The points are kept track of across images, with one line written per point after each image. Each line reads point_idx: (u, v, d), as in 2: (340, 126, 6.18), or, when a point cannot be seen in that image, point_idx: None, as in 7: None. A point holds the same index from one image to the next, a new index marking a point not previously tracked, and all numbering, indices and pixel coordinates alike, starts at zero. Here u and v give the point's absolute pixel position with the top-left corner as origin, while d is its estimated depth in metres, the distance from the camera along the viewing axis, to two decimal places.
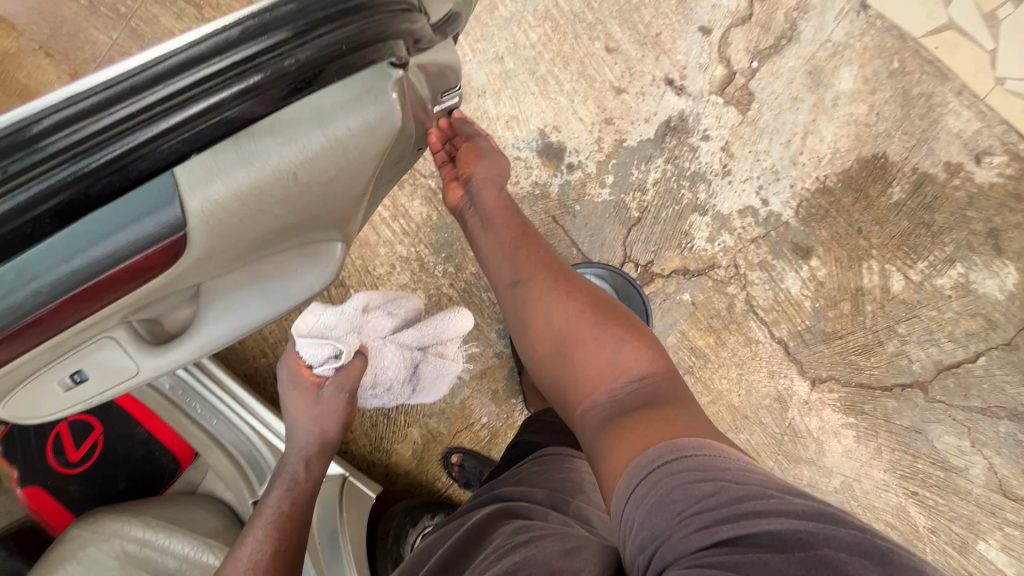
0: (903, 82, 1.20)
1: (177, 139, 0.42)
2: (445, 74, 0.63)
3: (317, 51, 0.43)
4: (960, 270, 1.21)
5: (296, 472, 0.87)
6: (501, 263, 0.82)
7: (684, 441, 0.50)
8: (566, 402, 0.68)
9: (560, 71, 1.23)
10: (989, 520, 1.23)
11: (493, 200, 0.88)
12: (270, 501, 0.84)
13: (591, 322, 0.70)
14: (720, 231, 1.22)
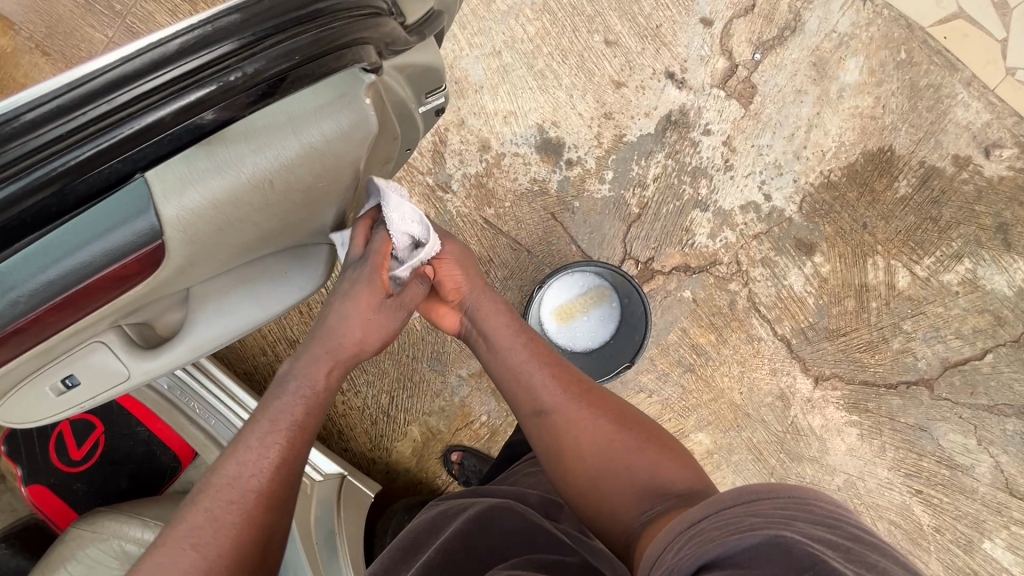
0: (911, 74, 1.17)
1: (118, 159, 0.42)
2: (429, 73, 0.64)
3: (265, 63, 0.43)
4: (967, 265, 1.18)
5: (309, 379, 0.66)
6: (518, 387, 0.76)
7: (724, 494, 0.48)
8: (605, 522, 0.65)
9: (559, 64, 1.21)
10: (995, 518, 1.21)
11: (495, 320, 0.80)
12: (272, 406, 0.64)
13: (624, 444, 0.69)
14: (721, 227, 1.20)
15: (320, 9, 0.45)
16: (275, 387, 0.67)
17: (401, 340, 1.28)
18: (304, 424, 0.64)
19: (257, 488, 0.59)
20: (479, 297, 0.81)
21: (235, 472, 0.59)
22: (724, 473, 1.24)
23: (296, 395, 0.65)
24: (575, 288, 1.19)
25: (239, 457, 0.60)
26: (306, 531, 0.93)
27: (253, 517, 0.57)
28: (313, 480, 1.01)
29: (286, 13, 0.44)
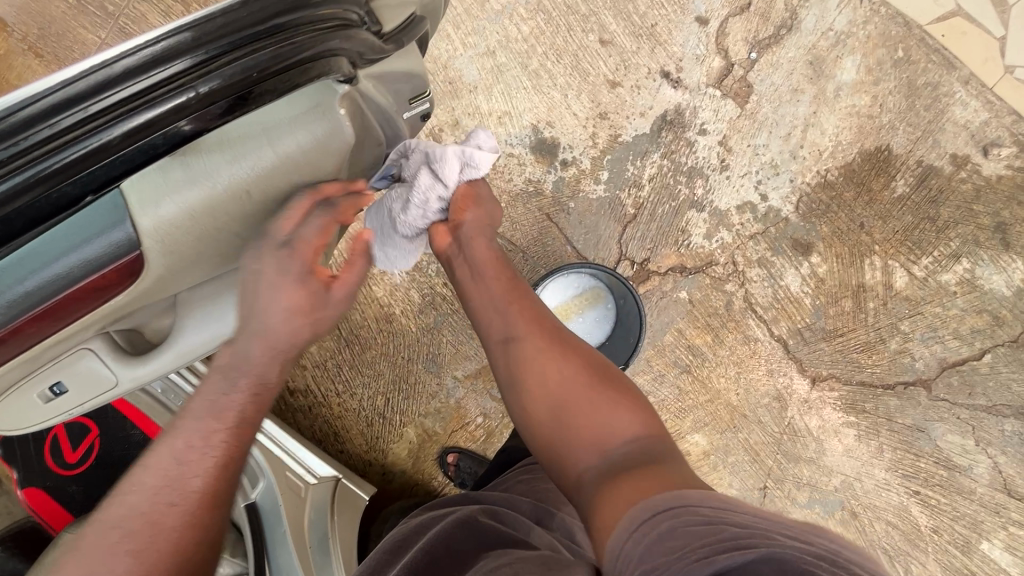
0: (909, 72, 1.16)
1: (67, 182, 0.41)
2: (411, 79, 0.67)
3: (220, 81, 0.43)
4: (965, 265, 1.18)
5: (251, 364, 0.60)
6: (493, 317, 0.81)
7: (689, 493, 0.52)
8: (558, 467, 0.69)
9: (553, 64, 1.20)
10: (993, 519, 1.21)
11: (484, 253, 0.85)
12: (213, 394, 0.58)
13: (586, 385, 0.72)
14: (717, 227, 1.19)
15: (280, 23, 0.45)
16: (217, 373, 0.60)
17: (396, 341, 1.28)
18: (249, 417, 0.59)
19: (200, 490, 0.54)
20: (478, 227, 0.86)
21: (177, 471, 0.54)
22: (721, 475, 1.24)
23: (238, 386, 0.59)
24: (570, 290, 1.19)
25: (179, 452, 0.55)
26: (298, 534, 0.93)
27: (198, 521, 0.54)
28: (307, 483, 1.01)
29: (242, 29, 0.43)
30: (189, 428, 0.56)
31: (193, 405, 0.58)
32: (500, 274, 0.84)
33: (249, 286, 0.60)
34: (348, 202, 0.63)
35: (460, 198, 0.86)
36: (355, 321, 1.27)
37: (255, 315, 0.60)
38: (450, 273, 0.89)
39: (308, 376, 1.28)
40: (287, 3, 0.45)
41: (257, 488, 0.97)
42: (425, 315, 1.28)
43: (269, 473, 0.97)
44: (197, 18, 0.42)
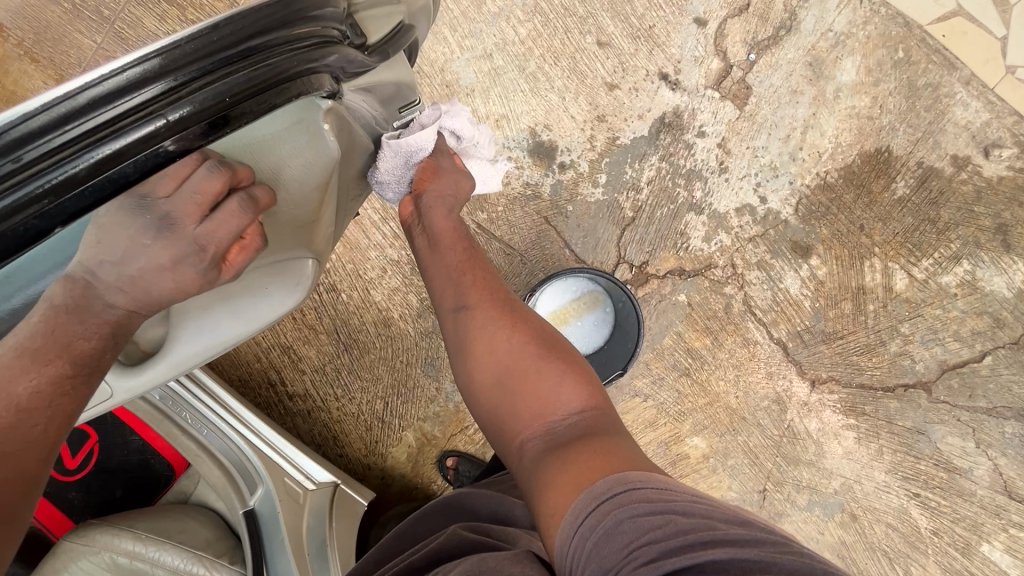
0: (909, 73, 1.15)
1: (34, 214, 0.40)
2: (401, 90, 0.75)
3: (192, 108, 0.43)
4: (966, 267, 1.17)
5: (106, 315, 0.57)
6: (446, 285, 0.83)
7: (630, 475, 0.55)
8: (504, 435, 0.70)
9: (551, 67, 1.19)
10: (993, 521, 1.20)
11: (444, 223, 0.88)
12: (60, 334, 0.53)
13: (537, 356, 0.73)
14: (716, 230, 1.19)
15: (254, 45, 0.45)
16: (58, 311, 0.54)
17: (394, 345, 1.28)
18: (103, 363, 0.58)
19: (39, 436, 0.51)
20: (438, 196, 0.88)
21: (13, 417, 0.49)
22: (720, 477, 1.24)
23: (93, 332, 0.56)
24: (568, 294, 1.19)
25: (8, 385, 0.50)
26: (297, 541, 0.93)
27: (31, 473, 0.50)
28: (305, 489, 1.01)
29: (213, 54, 0.43)
30: (31, 373, 0.51)
31: (24, 342, 0.52)
32: (456, 245, 0.87)
33: (122, 251, 0.54)
34: (265, 195, 0.59)
35: (421, 172, 0.88)
36: (353, 325, 1.27)
37: (125, 275, 0.55)
38: (410, 238, 0.92)
39: (307, 381, 1.29)
40: (259, 26, 0.45)
41: (255, 494, 0.97)
42: (423, 319, 1.27)
43: (266, 478, 0.98)
44: (166, 44, 0.41)
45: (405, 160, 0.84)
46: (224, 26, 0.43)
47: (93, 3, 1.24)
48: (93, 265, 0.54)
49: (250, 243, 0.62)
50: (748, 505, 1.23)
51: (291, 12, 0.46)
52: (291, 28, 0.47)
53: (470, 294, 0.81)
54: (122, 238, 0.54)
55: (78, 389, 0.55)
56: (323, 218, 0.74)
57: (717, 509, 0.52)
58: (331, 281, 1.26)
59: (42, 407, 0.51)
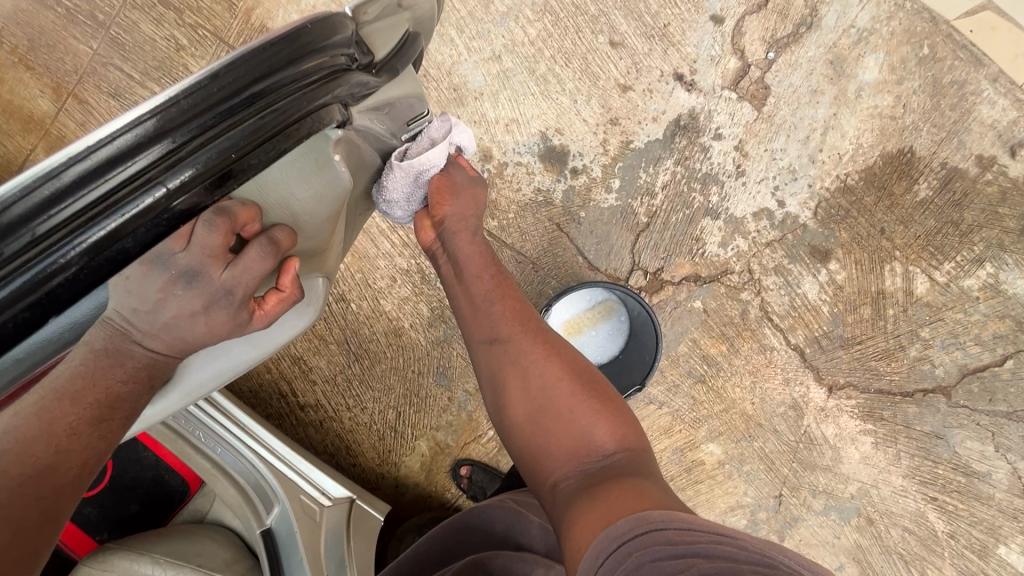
0: (934, 70, 1.11)
1: (26, 307, 0.37)
2: (411, 104, 0.72)
3: (194, 170, 0.41)
4: (989, 270, 1.14)
5: (140, 357, 0.57)
6: (475, 314, 0.82)
7: (654, 514, 0.54)
8: (536, 472, 0.70)
9: (562, 68, 1.15)
10: (1011, 524, 1.19)
11: (468, 245, 0.87)
12: (99, 380, 0.55)
13: (572, 392, 0.72)
14: (733, 235, 1.16)
15: (258, 90, 0.43)
16: (97, 355, 0.54)
17: (406, 356, 1.26)
18: (138, 405, 0.60)
19: (71, 478, 0.54)
20: (461, 217, 0.87)
21: (52, 458, 0.52)
22: (735, 483, 1.23)
23: (130, 375, 0.57)
24: (583, 303, 1.17)
25: (49, 425, 0.52)
26: (316, 560, 0.92)
27: (57, 512, 0.52)
28: (321, 505, 1.01)
29: (213, 107, 0.40)
30: (70, 415, 0.53)
31: (65, 384, 0.53)
32: (483, 270, 0.85)
33: (148, 303, 0.54)
34: (286, 235, 0.59)
35: (435, 192, 0.85)
36: (364, 335, 1.26)
37: (152, 325, 0.56)
38: (434, 264, 0.91)
39: (318, 391, 1.28)
40: (262, 70, 0.42)
41: (272, 513, 0.96)
42: (434, 328, 1.26)
43: (283, 496, 0.97)
44: (157, 102, 0.38)
45: (413, 180, 0.80)
46: (223, 74, 0.40)
47: (88, 8, 1.20)
48: (127, 314, 0.54)
49: (285, 293, 0.64)
50: (763, 510, 1.22)
51: (296, 49, 0.44)
52: (297, 65, 0.45)
53: (501, 323, 0.80)
54: (148, 292, 0.54)
55: (113, 429, 0.57)
56: (334, 242, 0.72)
57: (743, 552, 0.50)
58: (340, 292, 1.25)
59: (80, 447, 0.54)
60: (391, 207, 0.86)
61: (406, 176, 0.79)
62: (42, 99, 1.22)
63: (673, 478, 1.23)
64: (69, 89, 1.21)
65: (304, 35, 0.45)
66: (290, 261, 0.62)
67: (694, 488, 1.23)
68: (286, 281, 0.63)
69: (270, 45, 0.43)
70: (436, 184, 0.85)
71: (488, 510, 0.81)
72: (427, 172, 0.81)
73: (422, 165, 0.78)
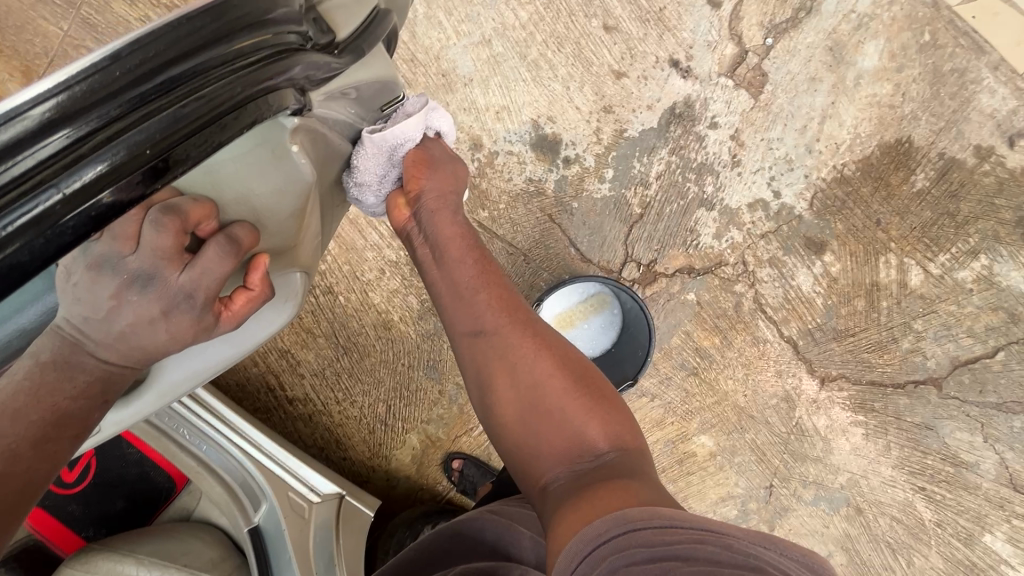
0: (934, 57, 1.08)
1: None
2: (384, 86, 0.69)
3: (102, 167, 0.37)
4: (983, 261, 1.13)
5: (93, 370, 0.55)
6: (460, 305, 0.79)
7: (632, 512, 0.52)
8: (527, 472, 0.69)
9: (554, 54, 1.12)
10: (997, 512, 1.20)
11: (446, 227, 0.83)
12: (44, 394, 0.52)
13: (562, 389, 0.70)
14: (728, 227, 1.14)
15: (175, 75, 0.40)
16: (44, 367, 0.52)
17: (395, 349, 1.24)
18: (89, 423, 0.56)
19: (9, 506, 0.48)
20: (439, 195, 0.83)
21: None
22: (727, 474, 1.23)
23: (80, 391, 0.54)
24: (575, 295, 1.15)
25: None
26: (306, 560, 0.92)
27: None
28: (311, 502, 1.00)
29: (118, 94, 0.37)
30: (12, 434, 0.49)
31: (6, 400, 0.50)
32: (464, 254, 0.82)
33: (101, 310, 0.52)
34: (247, 233, 0.56)
35: (412, 165, 0.81)
36: (352, 328, 1.24)
37: (107, 335, 0.54)
38: (409, 246, 0.87)
39: (307, 385, 1.26)
40: (178, 50, 0.40)
41: (260, 511, 0.96)
42: (424, 321, 1.24)
43: (270, 495, 0.96)
44: (45, 91, 0.34)
45: (384, 158, 0.77)
46: (126, 56, 0.37)
47: None
48: (78, 324, 0.53)
49: (254, 292, 0.61)
50: (754, 501, 1.23)
51: (222, 26, 0.42)
52: (228, 43, 0.43)
53: (487, 315, 0.77)
54: (100, 298, 0.52)
55: (61, 449, 0.53)
56: (306, 238, 0.69)
57: (727, 552, 0.48)
58: (327, 284, 1.22)
59: (21, 471, 0.49)
60: (366, 192, 0.83)
61: (377, 151, 0.75)
62: (10, 83, 1.16)
63: (665, 470, 1.23)
64: (38, 73, 1.16)
65: (231, 8, 0.42)
66: (258, 258, 0.59)
67: (685, 479, 1.23)
68: (255, 280, 0.60)
69: (189, 19, 0.40)
70: (411, 162, 0.81)
71: (480, 521, 0.81)
72: (398, 147, 0.78)
73: (392, 138, 0.75)
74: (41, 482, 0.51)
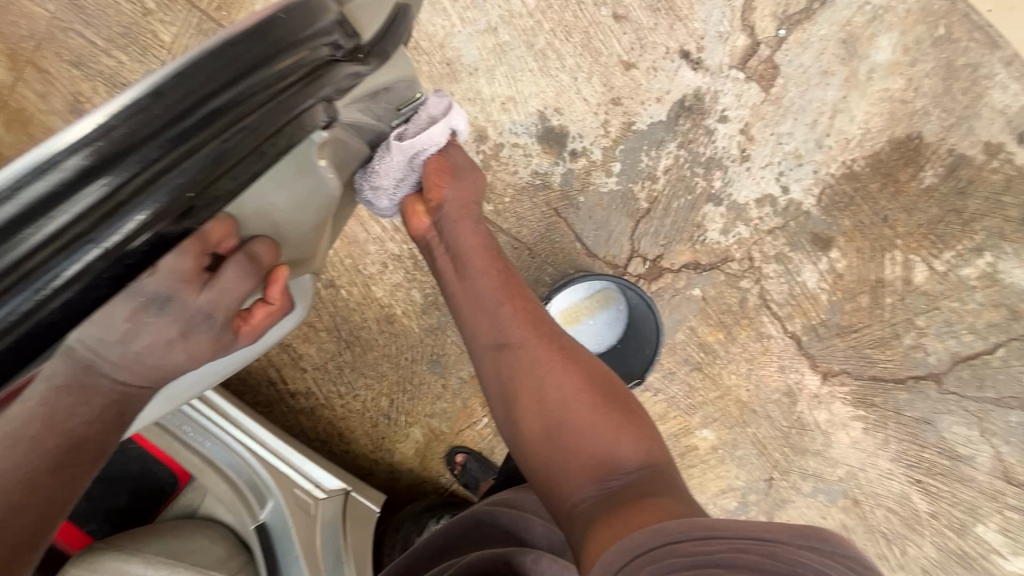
0: (948, 51, 1.07)
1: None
2: (397, 87, 0.69)
3: (143, 214, 0.37)
4: (988, 259, 1.13)
5: (108, 392, 0.54)
6: (486, 318, 0.79)
7: (668, 526, 0.51)
8: (553, 493, 0.67)
9: (562, 43, 1.09)
10: (990, 504, 1.22)
11: (470, 236, 0.83)
12: (58, 422, 0.50)
13: (589, 406, 0.70)
14: (734, 222, 1.13)
15: (218, 106, 0.39)
16: (60, 394, 0.50)
17: (398, 343, 1.23)
18: (101, 445, 0.55)
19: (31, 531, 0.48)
20: (460, 203, 0.83)
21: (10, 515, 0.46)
22: (728, 467, 1.24)
23: (93, 416, 0.54)
24: (580, 291, 1.14)
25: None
26: (313, 558, 0.92)
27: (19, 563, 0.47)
28: (316, 499, 1.00)
29: (158, 134, 0.36)
30: (30, 465, 0.48)
31: (20, 431, 0.48)
32: (491, 263, 0.83)
33: (117, 333, 0.51)
34: (266, 249, 0.59)
35: (434, 173, 0.80)
36: (355, 322, 1.22)
37: (124, 356, 0.54)
38: (428, 255, 0.87)
39: (309, 378, 1.25)
40: (221, 80, 0.38)
41: (266, 508, 0.95)
42: (428, 315, 1.22)
43: (276, 491, 0.96)
44: (79, 137, 0.33)
45: (406, 162, 0.78)
46: (168, 92, 0.36)
47: None
48: (93, 347, 0.51)
49: (273, 306, 0.66)
50: (754, 493, 1.24)
51: (265, 49, 0.41)
52: (268, 67, 0.42)
53: (513, 328, 0.78)
54: (116, 323, 0.50)
55: (76, 474, 0.52)
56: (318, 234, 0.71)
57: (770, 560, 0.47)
58: (329, 277, 1.21)
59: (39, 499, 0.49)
60: (380, 195, 0.82)
61: (400, 155, 0.76)
62: None
63: None
64: (25, 57, 1.11)
65: (273, 29, 0.42)
66: (277, 273, 0.63)
67: (686, 472, 1.24)
68: (275, 294, 0.64)
69: (232, 45, 0.39)
70: (432, 168, 0.80)
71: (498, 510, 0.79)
72: (421, 153, 0.78)
73: (417, 143, 0.76)
74: (58, 507, 0.51)
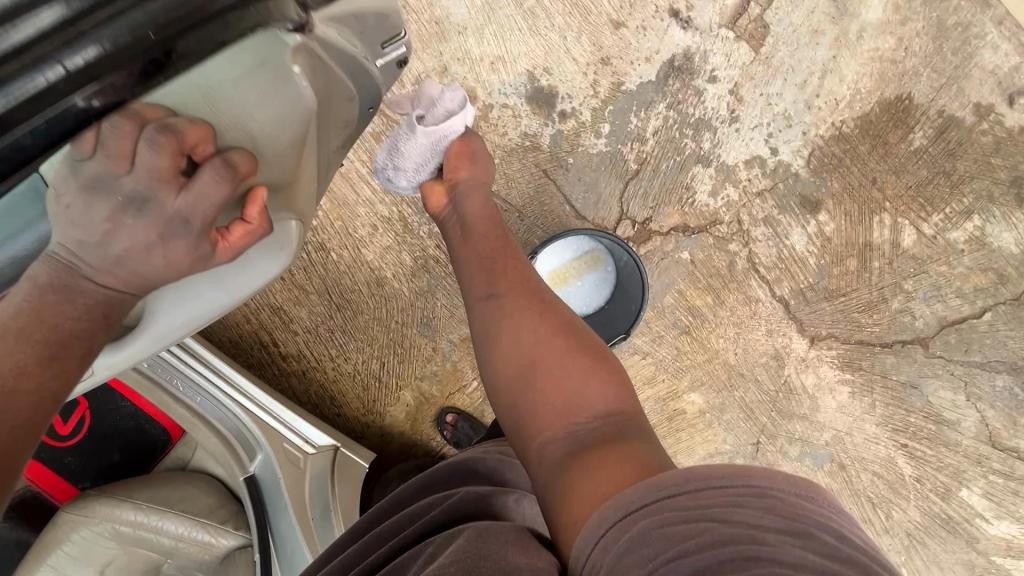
0: (938, 11, 1.07)
1: None
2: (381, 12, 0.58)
3: (94, 49, 0.40)
4: (976, 222, 1.14)
5: (94, 294, 0.54)
6: (477, 272, 0.82)
7: (665, 476, 0.52)
8: (524, 436, 0.68)
9: (551, 2, 1.09)
10: (974, 468, 1.23)
11: (477, 206, 0.90)
12: (47, 313, 0.52)
13: (563, 350, 0.71)
14: (723, 184, 1.13)
15: None
16: (44, 290, 0.52)
17: (389, 306, 1.24)
18: (94, 343, 0.56)
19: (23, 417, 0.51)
20: (472, 182, 0.92)
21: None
22: (716, 432, 1.24)
23: (83, 313, 0.54)
24: (568, 253, 1.15)
25: None
26: (300, 504, 0.94)
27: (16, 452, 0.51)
28: (305, 453, 1.00)
29: None
30: (18, 352, 0.51)
31: (11, 321, 0.51)
32: (488, 229, 0.87)
33: (97, 234, 0.51)
34: (244, 160, 0.53)
35: (454, 157, 0.92)
36: (346, 285, 1.23)
37: (104, 260, 0.53)
38: (441, 228, 0.93)
39: (300, 341, 1.25)
40: None
41: (255, 461, 0.98)
42: (418, 279, 1.23)
43: (264, 445, 0.98)
44: None
45: (426, 144, 0.91)
46: None
47: None
48: (74, 248, 0.52)
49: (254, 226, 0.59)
50: (741, 457, 1.25)
51: None
52: None
53: (500, 281, 0.80)
54: (95, 221, 0.51)
55: (70, 365, 0.54)
56: (302, 174, 0.63)
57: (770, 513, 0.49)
58: (319, 240, 1.21)
59: (28, 387, 0.52)
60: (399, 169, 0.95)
61: (423, 138, 0.90)
62: None
63: (654, 426, 1.25)
64: None
65: None
66: (256, 191, 0.57)
67: (674, 436, 1.25)
68: (253, 213, 0.57)
69: None
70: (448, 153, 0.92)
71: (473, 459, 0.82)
72: (439, 139, 0.91)
73: (437, 130, 0.89)
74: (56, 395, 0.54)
